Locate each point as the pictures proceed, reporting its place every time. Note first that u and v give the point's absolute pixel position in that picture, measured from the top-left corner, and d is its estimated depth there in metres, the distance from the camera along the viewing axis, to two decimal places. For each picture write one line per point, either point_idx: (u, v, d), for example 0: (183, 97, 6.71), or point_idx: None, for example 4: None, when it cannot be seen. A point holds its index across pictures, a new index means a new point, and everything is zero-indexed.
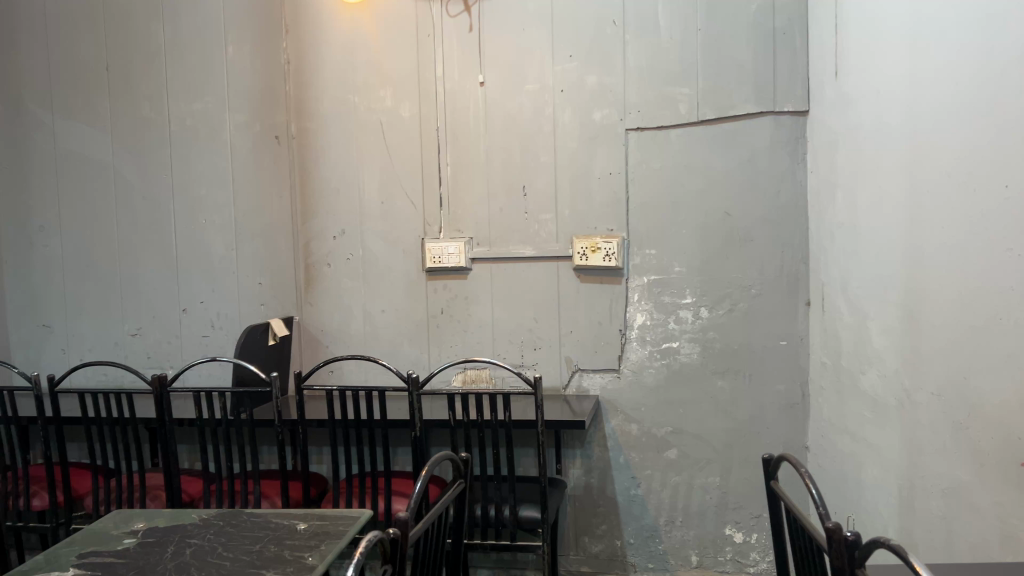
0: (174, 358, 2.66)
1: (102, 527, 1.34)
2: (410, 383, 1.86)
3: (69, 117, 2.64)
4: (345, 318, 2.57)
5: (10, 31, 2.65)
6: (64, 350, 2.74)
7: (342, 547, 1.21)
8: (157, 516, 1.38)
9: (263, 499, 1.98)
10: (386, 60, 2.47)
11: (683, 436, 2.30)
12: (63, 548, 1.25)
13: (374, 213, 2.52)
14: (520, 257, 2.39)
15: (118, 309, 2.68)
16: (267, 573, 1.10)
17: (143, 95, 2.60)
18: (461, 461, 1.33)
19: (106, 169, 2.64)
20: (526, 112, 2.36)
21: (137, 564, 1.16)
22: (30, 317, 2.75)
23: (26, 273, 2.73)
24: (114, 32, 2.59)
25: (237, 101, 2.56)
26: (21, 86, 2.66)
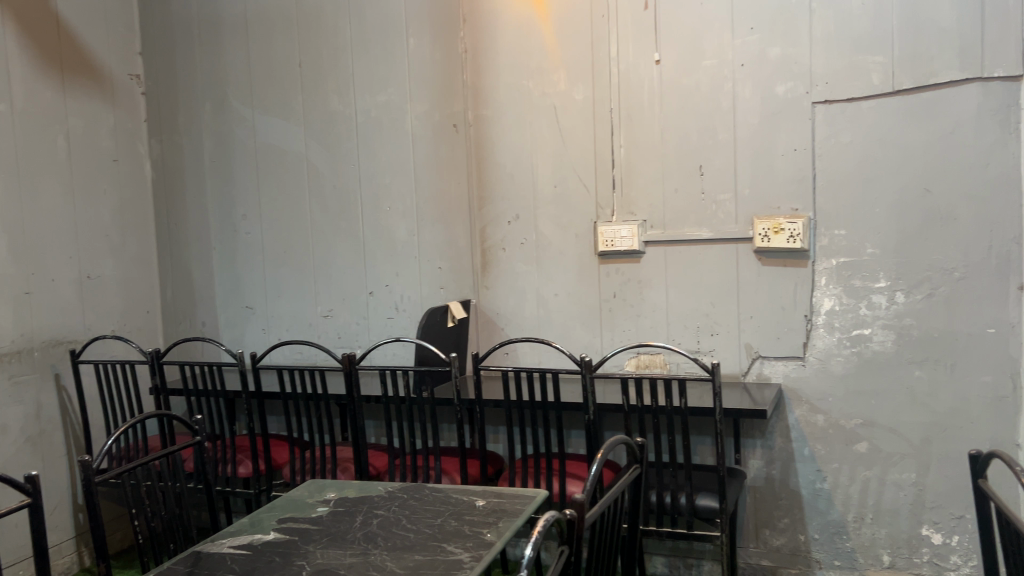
0: (361, 338, 2.80)
1: (298, 495, 1.43)
2: (584, 366, 1.86)
3: (268, 113, 2.88)
4: (520, 302, 2.60)
5: (219, 36, 2.93)
6: (264, 330, 2.96)
7: (519, 525, 1.23)
8: (346, 487, 1.45)
9: (444, 475, 2.05)
10: (559, 44, 2.46)
11: (874, 428, 2.16)
12: (265, 513, 1.34)
13: (548, 197, 2.53)
14: (698, 239, 2.33)
15: (312, 292, 2.87)
16: (448, 547, 1.13)
17: (332, 89, 2.77)
18: (637, 446, 1.32)
19: (300, 160, 2.84)
20: (703, 89, 2.29)
21: (330, 531, 1.23)
22: (235, 299, 3.01)
23: (231, 259, 3.00)
24: (306, 32, 2.78)
25: (417, 92, 2.66)
26: (227, 87, 2.93)
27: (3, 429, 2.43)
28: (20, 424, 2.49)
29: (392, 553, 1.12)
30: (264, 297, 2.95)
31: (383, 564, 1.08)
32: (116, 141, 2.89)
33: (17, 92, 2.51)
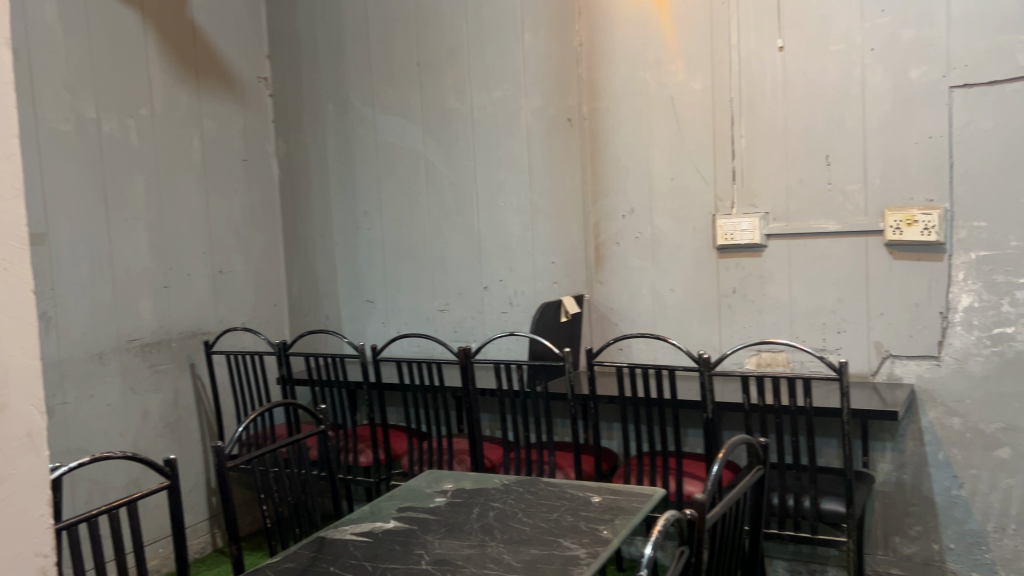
0: (477, 332, 2.84)
1: (417, 485, 1.46)
2: (702, 363, 1.82)
3: (387, 112, 2.95)
4: (635, 297, 2.57)
5: (341, 37, 3.02)
6: (384, 323, 3.04)
7: (636, 523, 1.21)
8: (463, 479, 1.47)
9: (558, 470, 2.05)
10: (676, 34, 2.42)
11: (1018, 434, 2.02)
12: (386, 501, 1.38)
13: (664, 190, 2.49)
14: (823, 232, 2.24)
15: (429, 287, 2.93)
16: (565, 542, 1.12)
17: (448, 87, 2.81)
18: (760, 447, 1.28)
19: (418, 157, 2.90)
20: (829, 76, 2.20)
21: (447, 521, 1.25)
22: (356, 293, 3.10)
23: (353, 254, 3.09)
24: (424, 31, 2.83)
25: (532, 87, 2.66)
26: (349, 87, 3.02)
27: (144, 415, 2.59)
28: (160, 410, 2.65)
29: (508, 546, 1.12)
30: (384, 291, 3.03)
31: (500, 556, 1.09)
32: (245, 142, 3.03)
33: (157, 96, 2.66)
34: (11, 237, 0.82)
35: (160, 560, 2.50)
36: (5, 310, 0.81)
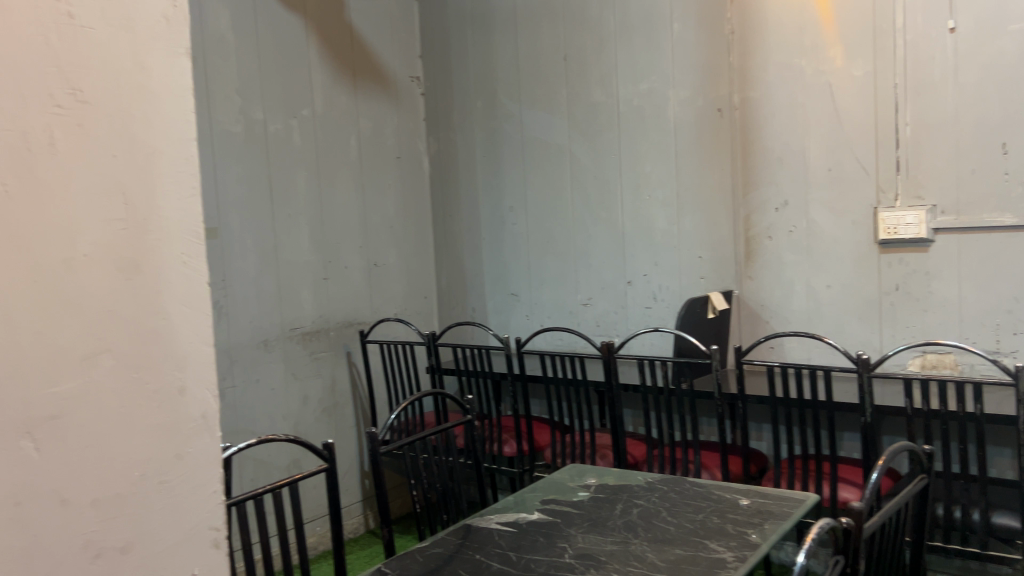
0: (622, 327, 2.81)
1: (560, 478, 1.47)
2: (861, 365, 1.73)
3: (534, 107, 2.97)
4: (788, 293, 2.47)
5: (488, 33, 3.07)
6: (528, 316, 3.07)
7: (787, 529, 1.17)
8: (607, 474, 1.47)
9: (704, 470, 2.01)
10: (836, 18, 2.30)
11: None
12: (530, 493, 1.39)
13: (821, 181, 2.38)
14: (998, 226, 2.07)
15: (573, 281, 2.93)
16: (711, 544, 1.10)
17: (595, 81, 2.80)
18: (924, 455, 1.20)
19: (564, 151, 2.91)
20: (1008, 57, 2.03)
21: (591, 516, 1.25)
22: (502, 286, 3.14)
23: (499, 248, 3.14)
24: (572, 25, 2.84)
25: (681, 78, 2.61)
26: (496, 83, 3.07)
27: (304, 399, 2.74)
28: (319, 395, 2.80)
29: (652, 545, 1.11)
30: (529, 284, 3.06)
31: (644, 554, 1.08)
32: (399, 140, 3.14)
33: (318, 98, 2.80)
34: (189, 232, 0.88)
35: (319, 537, 2.64)
36: (183, 300, 0.88)
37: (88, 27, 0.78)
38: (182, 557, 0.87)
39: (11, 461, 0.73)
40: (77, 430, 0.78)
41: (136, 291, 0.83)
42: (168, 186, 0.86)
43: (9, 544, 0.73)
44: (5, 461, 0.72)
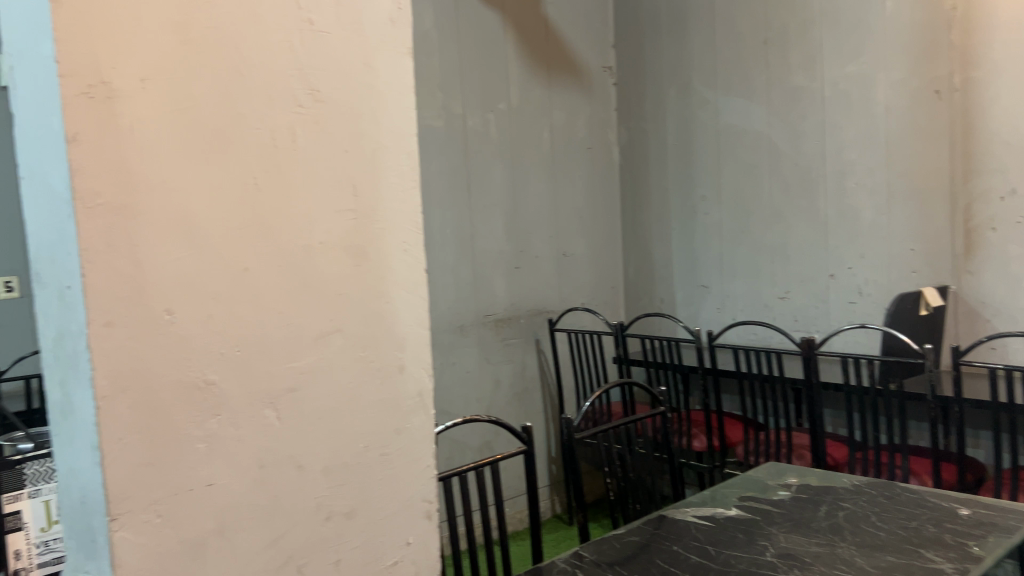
0: (821, 323, 2.68)
1: (758, 476, 1.44)
2: None
3: (730, 93, 2.89)
4: (1015, 285, 2.21)
5: (684, 20, 3.02)
6: (720, 309, 3.00)
7: (1015, 543, 1.08)
8: (808, 474, 1.42)
9: (913, 476, 1.88)
10: None
11: None
12: (727, 488, 1.37)
13: None
14: None
15: (769, 273, 2.83)
16: (927, 553, 1.04)
17: (797, 65, 2.68)
18: None
19: (761, 138, 2.81)
20: None
21: (792, 515, 1.21)
22: (693, 277, 3.09)
23: (690, 238, 3.09)
24: (773, 7, 2.73)
25: (891, 59, 2.44)
26: (691, 71, 3.01)
27: (496, 383, 2.83)
28: (510, 380, 2.88)
29: (861, 549, 1.06)
30: (722, 276, 2.99)
31: (853, 559, 1.03)
32: (590, 130, 3.16)
33: (514, 90, 2.87)
34: (408, 222, 0.94)
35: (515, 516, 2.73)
36: (403, 286, 0.94)
37: (325, 32, 0.85)
38: (399, 526, 0.94)
39: (258, 427, 0.81)
40: (312, 402, 0.85)
41: (363, 275, 0.89)
42: (392, 179, 0.92)
43: (255, 502, 0.81)
44: (253, 428, 0.80)
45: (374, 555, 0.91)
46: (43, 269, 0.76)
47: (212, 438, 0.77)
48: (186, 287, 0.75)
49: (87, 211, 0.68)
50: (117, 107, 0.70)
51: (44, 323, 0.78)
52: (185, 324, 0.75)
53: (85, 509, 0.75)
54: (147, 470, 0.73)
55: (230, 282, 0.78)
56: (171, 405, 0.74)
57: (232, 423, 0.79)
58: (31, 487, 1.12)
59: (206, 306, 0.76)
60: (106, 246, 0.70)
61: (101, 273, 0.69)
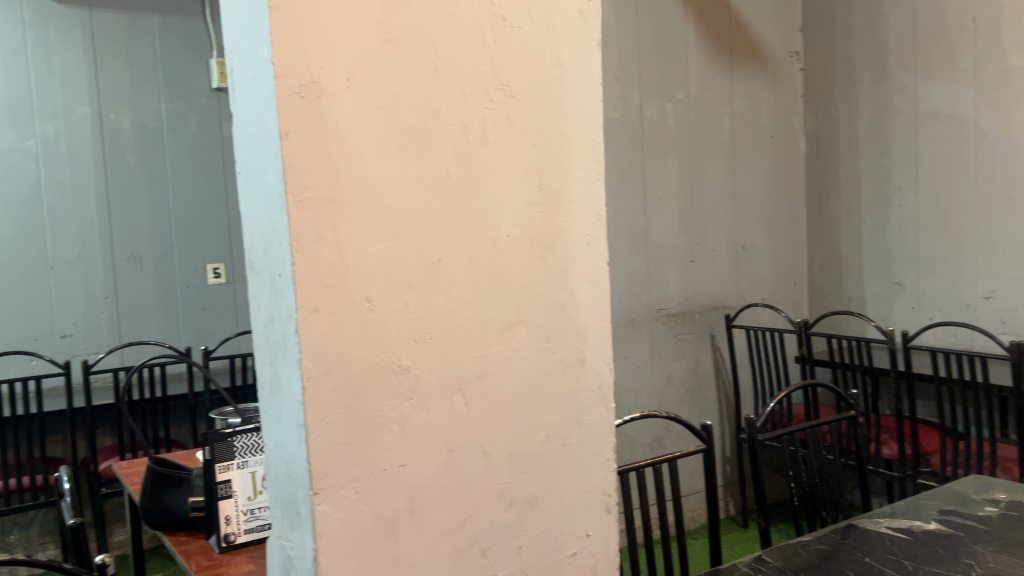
0: None
1: (961, 489, 1.33)
2: None
3: (930, 77, 2.65)
4: None
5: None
6: (915, 308, 2.77)
7: None
8: (1019, 491, 1.30)
9: None
10: None
11: None
12: (925, 501, 1.28)
13: None
14: None
15: (972, 271, 2.57)
16: None
17: (1009, 41, 2.37)
18: None
19: (965, 124, 2.54)
20: None
21: (1001, 535, 1.11)
22: (885, 274, 2.87)
23: (882, 231, 2.88)
24: None
25: None
26: (887, 54, 2.80)
27: (669, 379, 2.79)
28: (683, 376, 2.83)
29: None
30: (917, 273, 2.75)
31: None
32: (774, 119, 3.04)
33: (694, 79, 2.81)
34: (593, 214, 0.94)
35: (688, 515, 2.68)
36: (588, 278, 0.94)
37: (516, 27, 0.86)
38: (579, 517, 0.94)
39: (447, 413, 0.84)
40: (498, 390, 0.87)
41: (549, 268, 0.90)
42: (578, 171, 0.92)
43: (443, 485, 0.84)
44: (442, 413, 0.83)
45: (554, 545, 0.92)
46: (257, 258, 0.83)
47: (405, 421, 0.81)
48: (384, 275, 0.79)
49: (298, 204, 0.73)
50: (325, 105, 0.74)
51: (257, 308, 0.84)
52: (383, 311, 0.79)
53: (290, 482, 0.80)
54: (347, 448, 0.77)
55: (424, 271, 0.81)
56: (369, 388, 0.78)
57: (424, 407, 0.82)
58: (240, 459, 1.21)
59: (402, 295, 0.80)
60: (313, 236, 0.74)
61: (309, 262, 0.74)
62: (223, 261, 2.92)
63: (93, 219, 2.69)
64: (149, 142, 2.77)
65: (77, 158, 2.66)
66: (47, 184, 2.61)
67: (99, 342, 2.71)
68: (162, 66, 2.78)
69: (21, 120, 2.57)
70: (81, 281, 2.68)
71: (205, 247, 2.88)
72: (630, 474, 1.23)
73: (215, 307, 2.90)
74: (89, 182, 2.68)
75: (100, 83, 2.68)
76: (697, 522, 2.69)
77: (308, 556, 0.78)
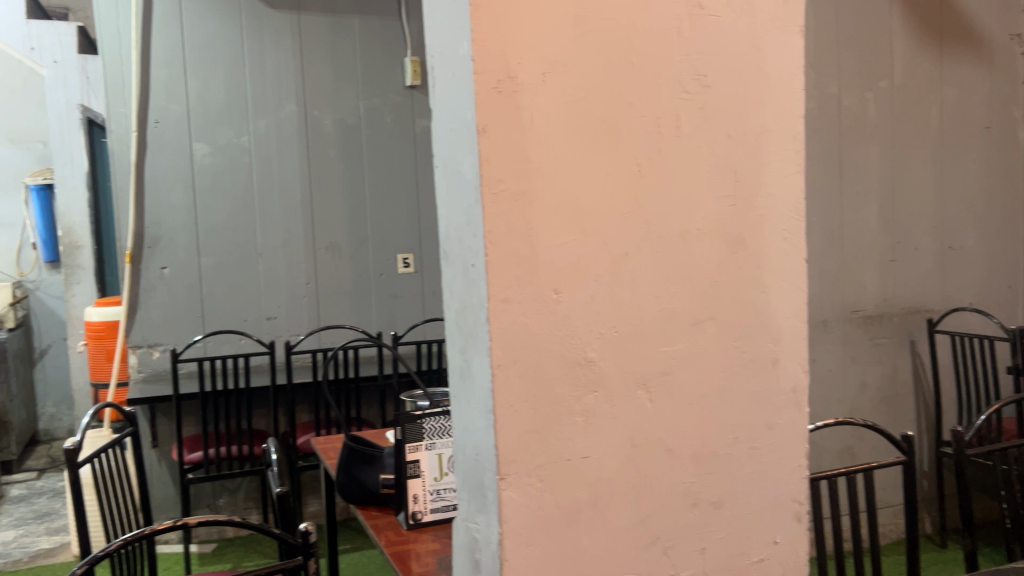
0: None
1: None
2: None
3: None
4: None
5: None
6: None
7: None
8: None
9: None
10: None
11: None
12: None
13: None
14: None
15: None
16: None
17: None
18: None
19: None
20: None
21: None
22: None
23: None
24: None
25: None
26: None
27: (862, 385, 2.64)
28: (878, 383, 2.66)
29: None
30: None
31: None
32: (991, 108, 2.77)
33: (898, 66, 2.62)
34: (791, 207, 0.90)
35: (882, 528, 2.52)
36: (783, 275, 0.90)
37: (713, 15, 0.84)
38: (768, 524, 0.91)
39: (631, 408, 0.83)
40: (685, 387, 0.86)
41: (741, 263, 0.87)
42: (775, 164, 0.88)
43: (626, 480, 0.83)
44: (627, 408, 0.83)
45: (739, 550, 0.89)
46: (451, 248, 0.85)
47: (589, 413, 0.81)
48: (572, 267, 0.79)
49: (492, 197, 0.75)
50: (521, 100, 0.75)
51: (450, 297, 0.87)
52: (570, 303, 0.79)
53: (478, 466, 0.83)
54: (532, 437, 0.78)
55: (612, 264, 0.81)
56: (555, 379, 0.79)
57: (608, 401, 0.82)
58: (428, 440, 1.24)
59: (589, 288, 0.80)
60: (505, 229, 0.76)
61: (500, 253, 0.76)
62: (412, 251, 3.05)
63: (297, 210, 2.89)
64: (348, 137, 2.94)
65: (284, 152, 2.86)
66: (258, 177, 2.83)
67: (300, 324, 2.92)
68: (361, 66, 2.93)
69: (238, 118, 2.80)
70: (286, 268, 2.89)
71: (397, 239, 3.02)
72: (822, 482, 1.18)
73: (404, 296, 3.04)
74: (295, 176, 2.88)
75: (306, 83, 2.87)
76: (893, 536, 2.53)
77: (493, 539, 0.79)
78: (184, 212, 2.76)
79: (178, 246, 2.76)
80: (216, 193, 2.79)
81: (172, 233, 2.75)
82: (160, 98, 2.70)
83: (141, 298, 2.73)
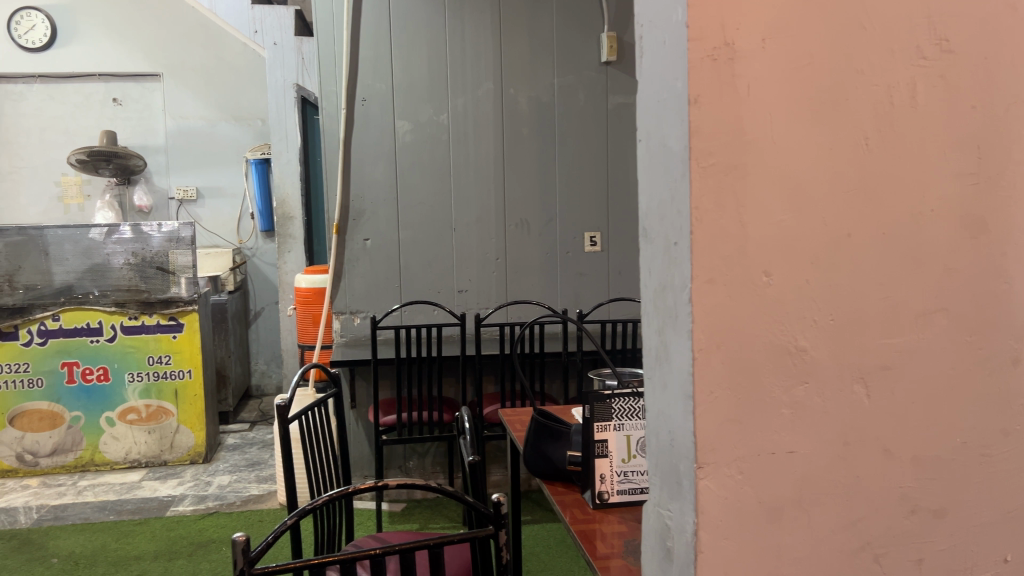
0: None
1: None
2: None
3: None
4: None
5: None
6: None
7: None
8: None
9: None
10: None
11: None
12: None
13: None
14: None
15: None
16: None
17: None
18: None
19: None
20: None
21: None
22: None
23: None
24: None
25: None
26: None
27: None
28: None
29: None
30: None
31: None
32: None
33: None
34: None
35: None
36: None
37: None
38: (995, 539, 0.83)
39: (846, 402, 0.77)
40: (907, 383, 0.78)
41: (980, 249, 0.79)
42: None
43: (836, 479, 0.77)
44: (841, 403, 0.77)
45: (961, 563, 0.82)
46: (653, 225, 0.82)
47: (798, 405, 0.76)
48: (785, 248, 0.74)
49: (701, 171, 0.71)
50: (738, 68, 0.71)
51: (649, 275, 0.84)
52: (781, 287, 0.74)
53: (673, 452, 0.79)
54: (734, 426, 0.74)
55: (829, 247, 0.75)
56: (763, 367, 0.74)
57: (820, 394, 0.76)
58: (617, 420, 1.24)
59: (802, 271, 0.74)
60: (715, 206, 0.71)
61: (707, 230, 0.71)
62: (600, 230, 3.03)
63: (490, 186, 2.95)
64: (542, 114, 2.95)
65: (480, 129, 2.92)
66: (455, 153, 2.91)
67: (490, 298, 2.99)
68: (558, 42, 2.93)
69: (439, 95, 2.88)
70: (478, 242, 2.96)
71: (585, 216, 3.02)
72: None
73: (590, 274, 3.04)
74: (490, 151, 2.93)
75: (504, 61, 2.90)
76: None
77: (687, 528, 0.76)
78: (386, 186, 2.88)
79: (380, 218, 2.89)
80: (417, 167, 2.89)
81: (375, 205, 2.88)
82: (367, 76, 2.82)
83: (345, 267, 2.89)
